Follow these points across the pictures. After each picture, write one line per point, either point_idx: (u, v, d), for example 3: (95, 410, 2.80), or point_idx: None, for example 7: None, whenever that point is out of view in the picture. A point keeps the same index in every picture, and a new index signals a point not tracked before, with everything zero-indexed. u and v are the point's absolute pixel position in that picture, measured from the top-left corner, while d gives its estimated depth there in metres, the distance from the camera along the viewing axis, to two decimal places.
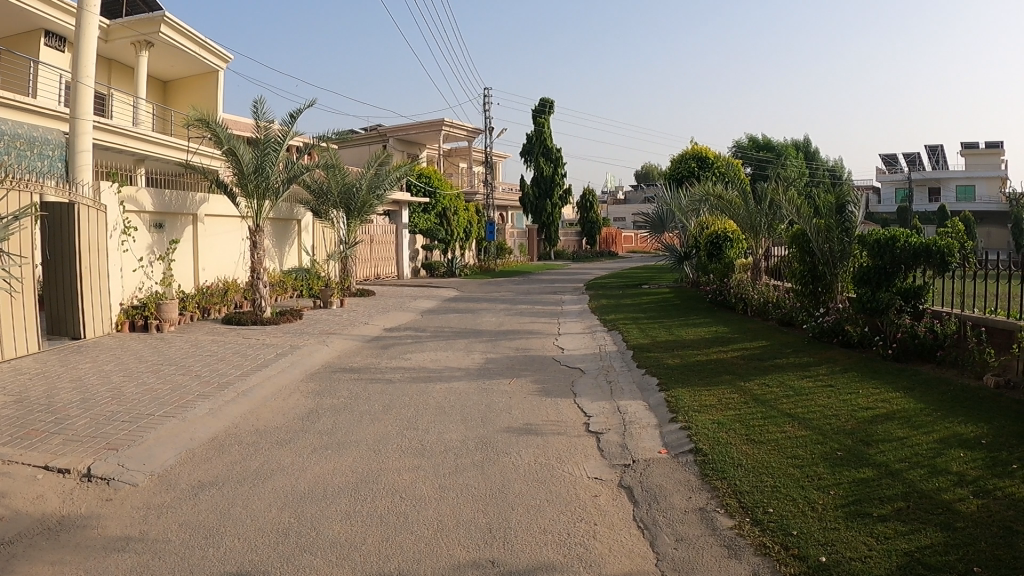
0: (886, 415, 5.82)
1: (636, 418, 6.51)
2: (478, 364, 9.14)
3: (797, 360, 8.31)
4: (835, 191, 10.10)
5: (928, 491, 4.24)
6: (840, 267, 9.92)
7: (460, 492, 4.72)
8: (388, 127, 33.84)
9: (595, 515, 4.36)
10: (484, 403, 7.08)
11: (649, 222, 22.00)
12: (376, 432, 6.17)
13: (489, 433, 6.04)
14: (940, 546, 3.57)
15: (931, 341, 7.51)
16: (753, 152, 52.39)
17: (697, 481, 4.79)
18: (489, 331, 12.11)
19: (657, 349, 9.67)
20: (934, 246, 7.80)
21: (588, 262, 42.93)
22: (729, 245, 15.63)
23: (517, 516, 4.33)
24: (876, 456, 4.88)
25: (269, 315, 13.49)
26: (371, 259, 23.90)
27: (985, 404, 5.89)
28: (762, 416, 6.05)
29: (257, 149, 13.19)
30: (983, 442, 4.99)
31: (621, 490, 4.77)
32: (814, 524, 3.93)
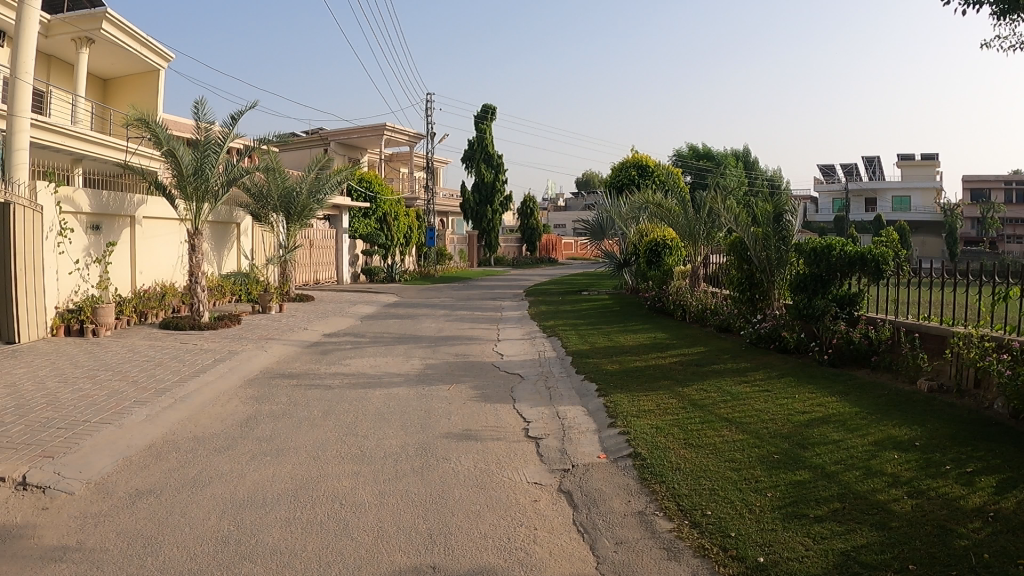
0: (822, 419, 5.94)
1: (575, 423, 6.54)
2: (417, 369, 9.09)
3: (735, 366, 8.44)
4: (773, 200, 10.30)
5: (863, 492, 4.33)
6: (777, 275, 10.08)
7: (400, 497, 4.69)
8: (330, 131, 33.54)
9: (535, 518, 4.36)
10: (423, 409, 7.04)
11: (588, 229, 21.83)
12: (315, 438, 6.08)
13: (429, 439, 5.99)
14: (875, 545, 3.65)
15: (865, 346, 7.70)
16: (693, 161, 53.24)
17: (636, 485, 4.82)
18: (428, 337, 12.06)
19: (596, 355, 9.74)
20: (869, 254, 8.05)
21: (527, 268, 43.22)
22: (668, 253, 15.80)
23: (458, 521, 4.31)
24: (812, 459, 4.97)
25: (207, 320, 13.20)
26: (311, 264, 23.59)
27: (919, 408, 6.04)
28: (700, 421, 6.13)
29: (196, 150, 12.93)
30: (917, 444, 5.12)
31: (560, 495, 4.78)
32: (752, 526, 3.99)
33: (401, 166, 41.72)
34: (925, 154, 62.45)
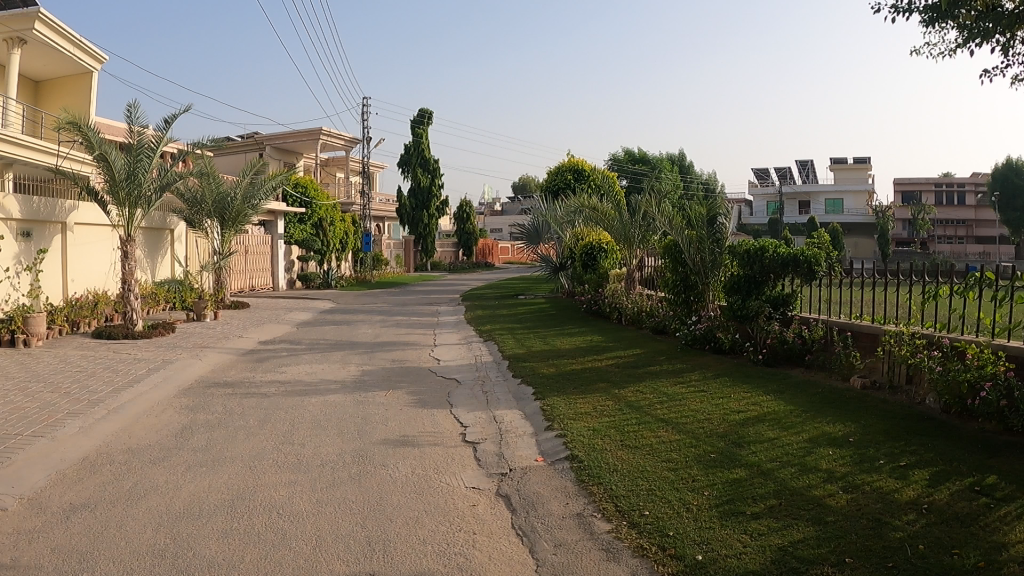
0: (757, 417, 6.06)
1: (512, 427, 6.55)
2: (354, 376, 9.02)
3: (670, 367, 8.55)
4: (708, 203, 10.51)
5: (798, 489, 4.42)
6: (712, 277, 10.25)
7: (340, 506, 4.63)
8: (266, 135, 33.04)
9: (474, 523, 4.35)
10: (361, 416, 6.99)
11: (524, 233, 22.21)
12: (252, 447, 5.98)
13: (366, 446, 5.95)
14: (812, 540, 3.72)
15: (799, 345, 7.88)
16: (629, 165, 53.83)
17: (573, 488, 4.85)
18: (365, 343, 11.98)
19: (533, 359, 9.78)
20: (803, 256, 8.17)
21: (462, 272, 43.31)
22: (603, 256, 16.13)
23: (397, 528, 4.28)
24: (748, 457, 5.06)
25: (141, 329, 12.90)
26: (247, 271, 23.22)
27: (852, 404, 6.20)
28: (636, 422, 6.20)
29: (129, 155, 12.64)
30: (850, 440, 5.25)
31: (499, 499, 4.78)
32: (689, 524, 4.04)
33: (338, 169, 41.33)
34: (856, 157, 64.19)
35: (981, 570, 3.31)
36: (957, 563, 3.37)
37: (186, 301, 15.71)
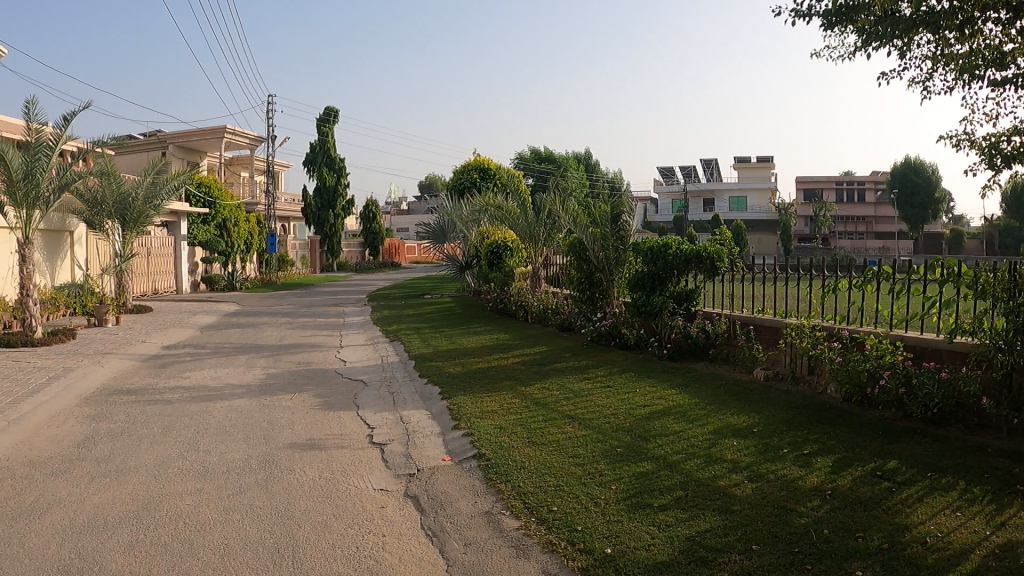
0: (662, 411, 6.17)
1: (419, 427, 6.51)
2: (260, 380, 8.85)
3: (576, 363, 8.66)
4: (610, 201, 10.71)
5: (704, 479, 4.51)
6: (616, 273, 10.60)
7: (248, 513, 4.52)
8: (168, 134, 32.12)
9: (383, 526, 4.31)
10: (267, 420, 6.86)
11: (431, 233, 22.23)
12: (156, 456, 5.81)
13: (271, 451, 5.83)
14: (718, 529, 3.79)
15: (703, 340, 8.06)
16: (535, 164, 54.10)
17: (481, 486, 4.84)
18: (271, 346, 11.76)
19: (439, 359, 9.75)
20: (705, 251, 8.36)
21: (370, 271, 42.77)
22: (508, 253, 15.77)
23: (307, 533, 4.21)
24: (654, 450, 5.14)
25: (39, 336, 12.38)
26: (150, 273, 22.50)
27: (755, 396, 6.40)
28: (543, 419, 6.24)
29: (26, 154, 12.09)
30: (754, 430, 5.40)
31: (407, 500, 4.74)
32: (597, 519, 4.07)
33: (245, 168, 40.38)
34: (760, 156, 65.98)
35: (885, 551, 3.43)
36: (862, 546, 3.49)
37: (87, 306, 15.20)
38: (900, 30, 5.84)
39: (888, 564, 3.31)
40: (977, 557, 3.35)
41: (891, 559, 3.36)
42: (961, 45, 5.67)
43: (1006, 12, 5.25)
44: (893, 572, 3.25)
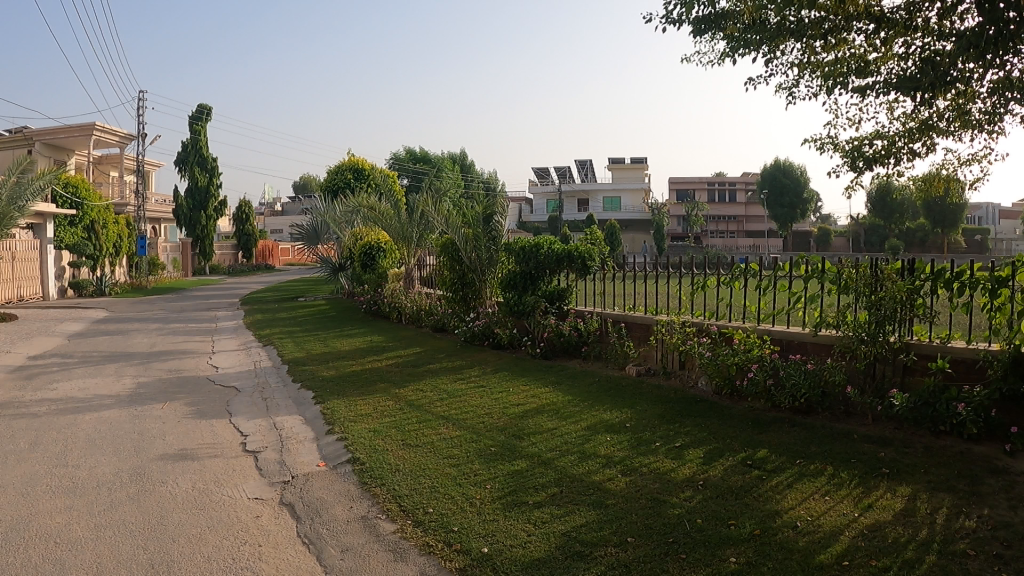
0: (536, 409, 6.26)
1: (293, 433, 6.39)
2: (130, 389, 8.51)
3: (450, 364, 8.72)
4: (484, 201, 10.80)
5: (578, 475, 4.57)
6: (489, 273, 10.74)
7: (121, 530, 4.33)
8: (37, 131, 30.69)
9: (258, 535, 4.20)
10: (138, 431, 6.61)
11: (303, 235, 22.03)
12: (19, 474, 5.50)
13: (143, 463, 5.62)
14: (594, 523, 3.83)
15: (576, 338, 8.30)
16: (411, 165, 52.43)
17: (357, 490, 4.77)
18: (140, 353, 11.34)
19: (313, 362, 9.61)
20: (576, 252, 8.49)
21: (242, 274, 41.46)
22: (382, 255, 16.08)
23: (182, 547, 4.07)
24: (528, 448, 5.19)
25: None
26: (14, 280, 21.27)
27: (627, 392, 6.60)
28: (417, 420, 6.23)
29: None
30: (626, 425, 5.55)
31: (283, 509, 4.63)
32: (473, 519, 4.04)
33: (116, 168, 38.92)
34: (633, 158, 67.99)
35: (757, 537, 3.55)
36: (735, 533, 3.59)
37: None
38: (768, 36, 6.00)
39: (761, 549, 3.42)
40: (846, 538, 3.54)
41: (764, 544, 3.48)
42: (828, 52, 5.88)
43: (870, 23, 5.49)
44: (764, 556, 3.36)
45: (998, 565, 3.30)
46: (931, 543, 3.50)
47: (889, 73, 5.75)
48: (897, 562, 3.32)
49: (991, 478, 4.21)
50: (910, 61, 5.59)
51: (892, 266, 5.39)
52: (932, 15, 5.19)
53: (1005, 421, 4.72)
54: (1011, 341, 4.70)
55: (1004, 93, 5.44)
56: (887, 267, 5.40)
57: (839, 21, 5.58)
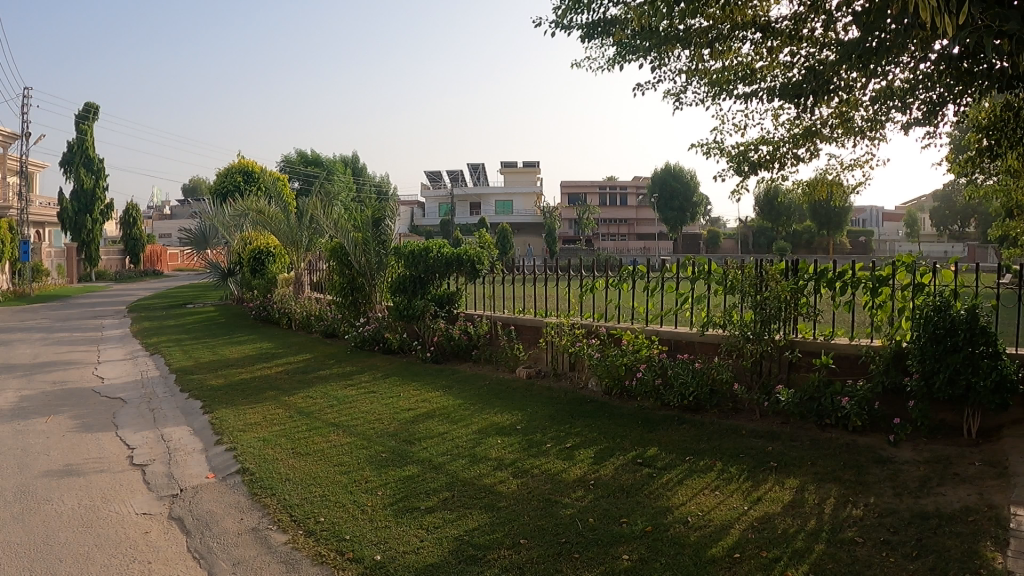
0: (428, 413, 6.30)
1: (181, 444, 6.24)
2: (10, 404, 8.11)
3: (341, 370, 8.71)
4: (373, 206, 10.92)
5: (469, 479, 4.61)
6: (378, 278, 10.73)
7: (2, 552, 4.13)
8: None
9: (147, 552, 4.10)
10: (18, 447, 6.32)
11: (191, 239, 21.87)
12: None
13: (25, 480, 5.38)
14: (486, 526, 3.85)
15: (466, 342, 8.49)
16: (300, 167, 49.90)
17: (247, 501, 4.69)
18: (19, 365, 10.81)
19: (202, 371, 9.38)
20: (465, 255, 8.80)
21: (131, 279, 40.34)
22: (270, 260, 15.43)
23: (67, 567, 3.92)
24: (419, 453, 5.21)
25: None
26: None
27: (516, 395, 6.74)
28: (307, 428, 6.18)
29: None
30: (516, 428, 5.64)
31: (172, 524, 4.52)
32: (365, 526, 4.02)
33: None
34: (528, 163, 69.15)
35: (649, 534, 3.63)
36: (628, 531, 3.67)
37: None
38: (656, 43, 6.12)
39: (653, 546, 3.50)
40: (737, 531, 3.65)
41: (656, 540, 3.56)
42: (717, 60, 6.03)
43: (756, 32, 5.70)
44: (657, 553, 3.44)
45: (885, 551, 3.45)
46: (819, 532, 3.64)
47: (776, 82, 5.99)
48: (786, 552, 3.44)
49: (874, 468, 4.48)
50: (795, 69, 5.82)
51: (776, 267, 5.64)
52: (815, 26, 5.42)
53: (888, 414, 5.10)
54: (893, 338, 5.13)
55: (886, 102, 5.73)
56: (772, 267, 5.64)
57: (727, 30, 5.76)
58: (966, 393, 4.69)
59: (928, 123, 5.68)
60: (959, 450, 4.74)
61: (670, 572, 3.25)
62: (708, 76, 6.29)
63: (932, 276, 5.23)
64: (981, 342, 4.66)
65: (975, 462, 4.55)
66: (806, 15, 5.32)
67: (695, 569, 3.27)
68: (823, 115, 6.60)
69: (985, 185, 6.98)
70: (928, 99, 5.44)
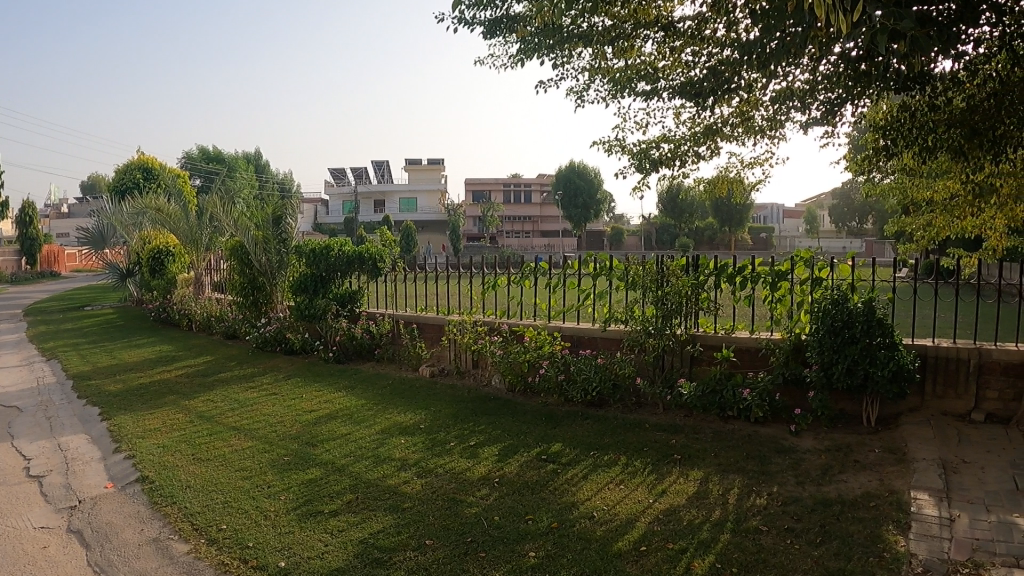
0: (330, 414, 6.24)
1: (78, 453, 6.01)
2: None
3: (243, 372, 8.55)
4: (274, 203, 10.62)
5: (373, 480, 4.57)
6: (279, 277, 10.62)
7: None
8: None
9: (43, 567, 3.94)
10: None
11: (88, 238, 21.14)
12: None
13: None
14: (391, 528, 3.83)
15: (368, 341, 8.45)
16: (203, 164, 48.87)
17: (148, 511, 4.55)
18: None
19: (100, 376, 9.06)
20: (366, 253, 8.84)
21: (28, 281, 38.62)
22: (171, 260, 15.15)
23: None
24: (322, 455, 5.15)
25: None
26: None
27: (418, 393, 6.74)
28: (207, 433, 6.04)
29: None
30: (420, 427, 5.63)
31: (71, 537, 4.36)
32: (268, 532, 3.96)
33: None
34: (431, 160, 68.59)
35: (554, 530, 3.67)
36: (534, 527, 3.70)
37: None
38: (558, 41, 6.13)
39: (559, 542, 3.53)
40: (642, 524, 3.71)
41: (562, 536, 3.60)
42: (619, 57, 6.10)
43: (659, 30, 5.77)
44: (562, 548, 3.47)
45: (789, 538, 3.56)
46: (724, 522, 3.73)
47: (677, 81, 6.09)
48: (691, 543, 3.51)
49: (777, 457, 4.62)
50: (697, 69, 5.94)
51: (677, 263, 5.77)
52: (716, 27, 5.56)
53: (790, 404, 5.30)
54: (793, 330, 5.32)
55: (784, 102, 5.90)
56: (672, 263, 5.77)
57: (630, 27, 5.83)
58: (864, 381, 4.89)
59: (827, 123, 5.83)
60: (858, 438, 4.95)
61: (577, 567, 3.28)
62: (612, 74, 6.34)
63: (829, 271, 5.42)
64: (878, 333, 4.84)
65: (874, 449, 4.74)
66: (710, 15, 5.42)
67: (601, 563, 3.31)
68: (722, 113, 6.71)
69: (882, 184, 7.30)
70: (827, 99, 5.60)
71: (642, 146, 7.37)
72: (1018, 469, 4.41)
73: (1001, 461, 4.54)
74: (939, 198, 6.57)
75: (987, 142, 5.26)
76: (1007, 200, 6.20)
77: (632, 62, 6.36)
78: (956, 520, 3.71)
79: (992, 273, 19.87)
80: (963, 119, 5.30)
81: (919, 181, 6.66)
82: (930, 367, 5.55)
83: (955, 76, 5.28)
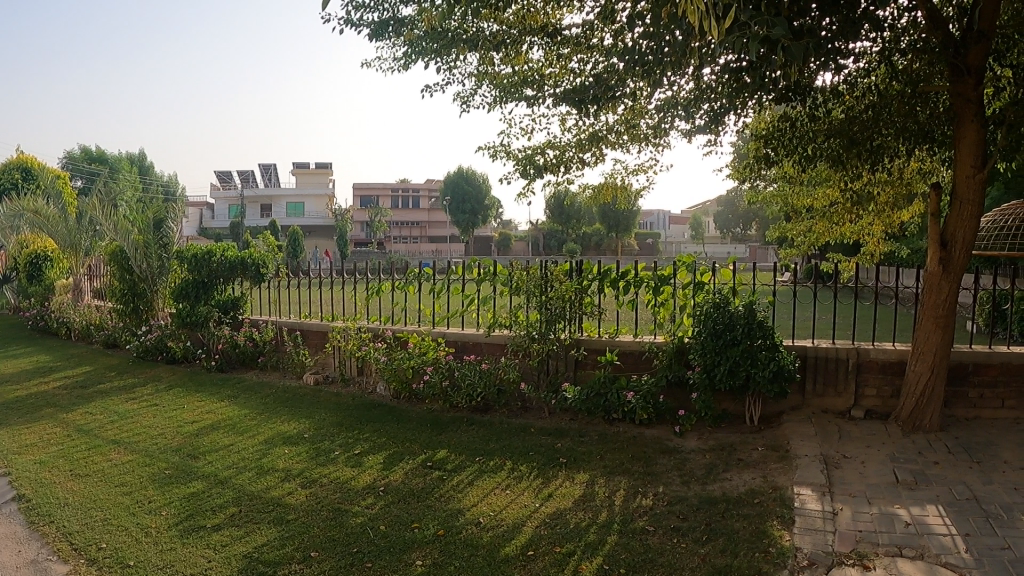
0: (213, 425, 6.06)
1: None
2: None
3: (123, 382, 8.20)
4: (155, 206, 10.27)
5: (257, 492, 4.46)
6: (160, 282, 10.27)
7: None
8: None
9: None
10: None
11: None
12: None
13: None
14: (275, 541, 3.73)
15: (251, 348, 8.27)
16: (83, 164, 46.78)
17: (23, 531, 4.29)
18: None
19: None
20: (249, 259, 8.71)
21: None
22: (48, 265, 14.60)
23: None
24: (205, 468, 5.00)
25: None
26: None
27: (303, 402, 6.61)
28: (85, 447, 5.77)
29: None
30: (305, 436, 5.53)
31: None
32: (149, 549, 3.81)
33: None
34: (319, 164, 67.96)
35: (442, 537, 3.66)
36: (421, 536, 3.67)
37: None
38: (445, 45, 6.12)
39: (447, 549, 3.52)
40: (530, 528, 3.74)
41: (449, 543, 3.59)
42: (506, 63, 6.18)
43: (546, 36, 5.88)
44: (450, 556, 3.46)
45: (675, 537, 3.65)
46: (611, 523, 3.79)
47: (564, 88, 6.19)
48: (579, 545, 3.56)
49: (662, 457, 4.74)
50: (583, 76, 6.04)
51: (561, 268, 5.89)
52: (602, 35, 5.68)
53: (673, 406, 5.41)
54: (676, 334, 5.47)
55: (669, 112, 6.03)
56: (556, 268, 5.89)
57: (517, 33, 5.90)
58: (745, 382, 5.07)
59: (711, 132, 5.99)
60: (741, 437, 5.12)
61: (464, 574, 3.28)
62: (500, 79, 6.37)
63: (710, 275, 5.59)
64: (758, 335, 5.02)
65: (757, 447, 4.91)
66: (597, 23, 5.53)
67: (489, 569, 3.31)
68: (607, 121, 6.83)
69: (765, 192, 7.53)
70: (710, 109, 5.70)
71: (528, 150, 7.35)
72: (894, 462, 4.65)
73: (879, 456, 4.78)
74: (819, 206, 6.82)
75: (865, 151, 5.62)
76: (880, 208, 6.55)
77: (519, 68, 6.41)
78: (838, 514, 3.88)
79: (870, 278, 20.85)
80: (842, 130, 5.57)
81: (798, 189, 6.94)
82: (809, 367, 5.79)
83: (835, 88, 5.50)
